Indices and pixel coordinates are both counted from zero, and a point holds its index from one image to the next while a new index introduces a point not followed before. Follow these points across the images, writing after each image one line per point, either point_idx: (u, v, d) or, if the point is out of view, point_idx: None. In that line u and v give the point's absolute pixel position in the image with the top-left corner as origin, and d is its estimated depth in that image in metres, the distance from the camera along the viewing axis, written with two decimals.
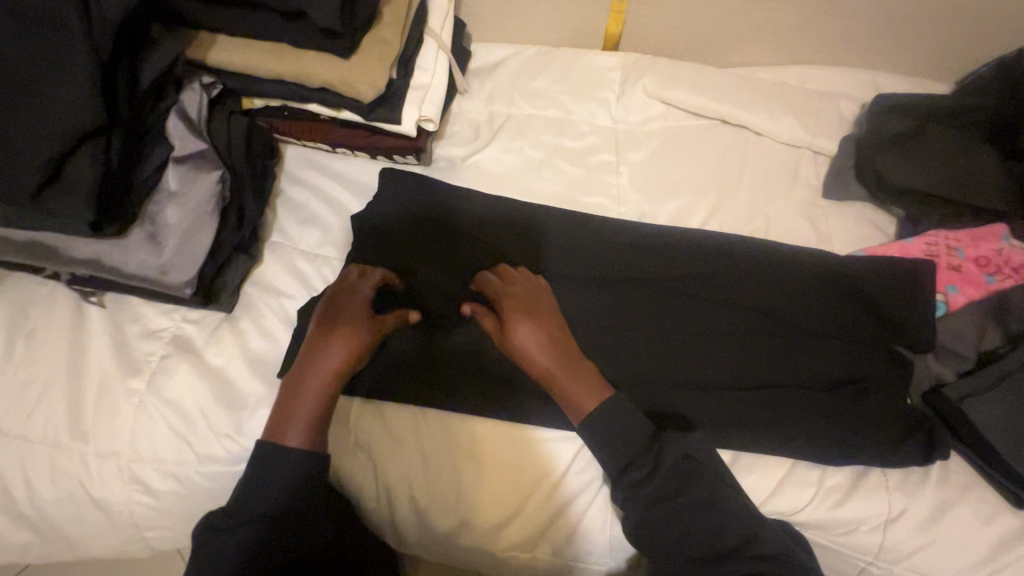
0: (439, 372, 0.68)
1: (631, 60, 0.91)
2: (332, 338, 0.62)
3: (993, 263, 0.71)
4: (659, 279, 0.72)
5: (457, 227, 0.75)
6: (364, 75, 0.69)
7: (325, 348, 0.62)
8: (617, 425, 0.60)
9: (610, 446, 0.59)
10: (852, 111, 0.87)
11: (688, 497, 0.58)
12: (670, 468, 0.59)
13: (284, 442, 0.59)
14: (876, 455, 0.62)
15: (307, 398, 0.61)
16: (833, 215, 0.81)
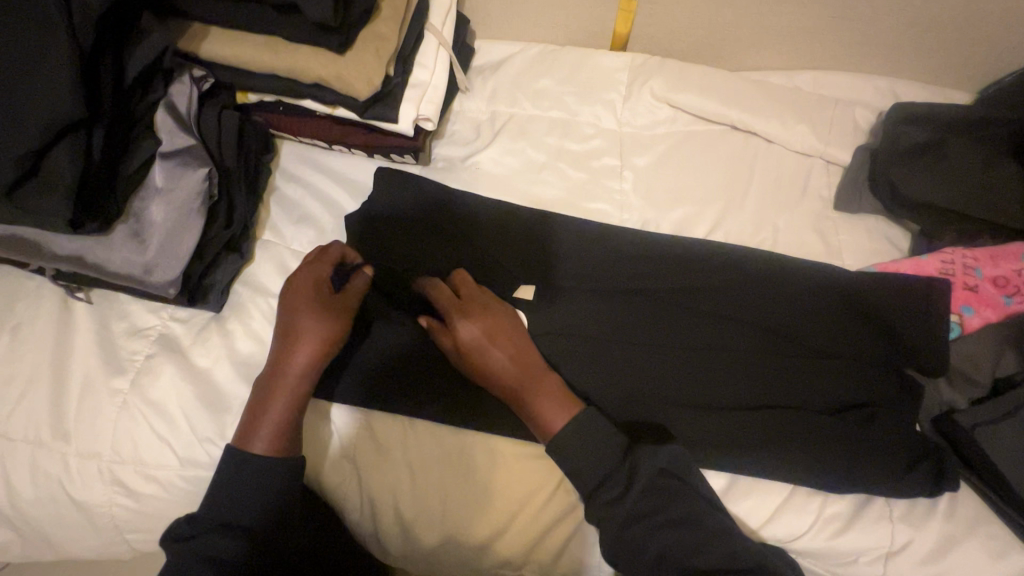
0: (428, 381, 0.66)
1: (640, 62, 0.89)
2: (299, 340, 0.61)
3: (1012, 284, 0.68)
4: (659, 291, 0.69)
5: (451, 228, 0.73)
6: (360, 72, 0.66)
7: (294, 349, 0.61)
8: (581, 443, 0.58)
9: (580, 463, 0.57)
10: (867, 120, 0.84)
11: (679, 517, 0.56)
12: (659, 488, 0.57)
13: (251, 449, 0.59)
14: (880, 483, 0.60)
15: (280, 398, 0.61)
16: (845, 228, 0.78)
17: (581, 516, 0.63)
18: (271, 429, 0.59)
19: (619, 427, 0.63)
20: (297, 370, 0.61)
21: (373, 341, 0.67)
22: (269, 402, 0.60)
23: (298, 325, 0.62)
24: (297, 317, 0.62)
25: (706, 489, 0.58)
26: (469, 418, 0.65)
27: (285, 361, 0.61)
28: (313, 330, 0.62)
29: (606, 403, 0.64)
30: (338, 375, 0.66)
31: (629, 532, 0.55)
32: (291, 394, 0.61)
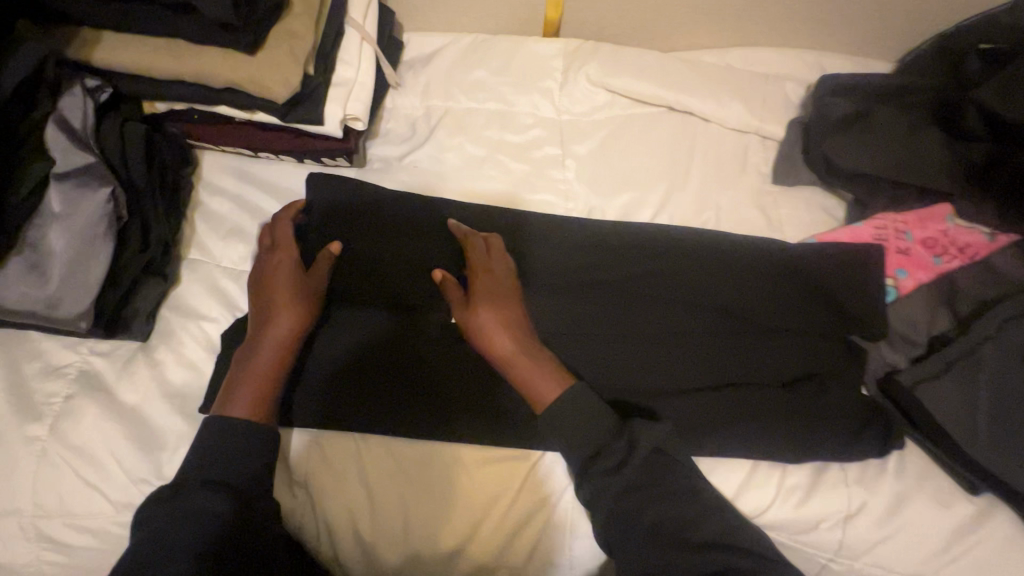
0: (411, 396, 0.63)
1: (574, 48, 0.87)
2: (278, 306, 0.60)
3: (939, 244, 0.71)
4: (609, 277, 0.69)
5: (394, 232, 0.70)
6: (273, 72, 0.62)
7: (275, 313, 0.60)
8: (579, 411, 0.57)
9: (568, 428, 0.57)
10: (797, 93, 0.85)
11: (644, 489, 0.55)
12: (621, 461, 0.56)
13: (230, 412, 0.56)
14: (834, 450, 0.61)
15: (260, 371, 0.58)
16: (784, 202, 0.79)
17: (548, 514, 0.61)
18: (250, 399, 0.57)
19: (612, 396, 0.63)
20: (276, 335, 0.59)
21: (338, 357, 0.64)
22: (244, 378, 0.58)
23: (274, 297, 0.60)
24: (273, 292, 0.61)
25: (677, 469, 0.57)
26: (419, 426, 0.62)
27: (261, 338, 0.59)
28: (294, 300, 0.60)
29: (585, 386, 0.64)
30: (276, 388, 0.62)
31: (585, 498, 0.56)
32: (271, 357, 0.59)
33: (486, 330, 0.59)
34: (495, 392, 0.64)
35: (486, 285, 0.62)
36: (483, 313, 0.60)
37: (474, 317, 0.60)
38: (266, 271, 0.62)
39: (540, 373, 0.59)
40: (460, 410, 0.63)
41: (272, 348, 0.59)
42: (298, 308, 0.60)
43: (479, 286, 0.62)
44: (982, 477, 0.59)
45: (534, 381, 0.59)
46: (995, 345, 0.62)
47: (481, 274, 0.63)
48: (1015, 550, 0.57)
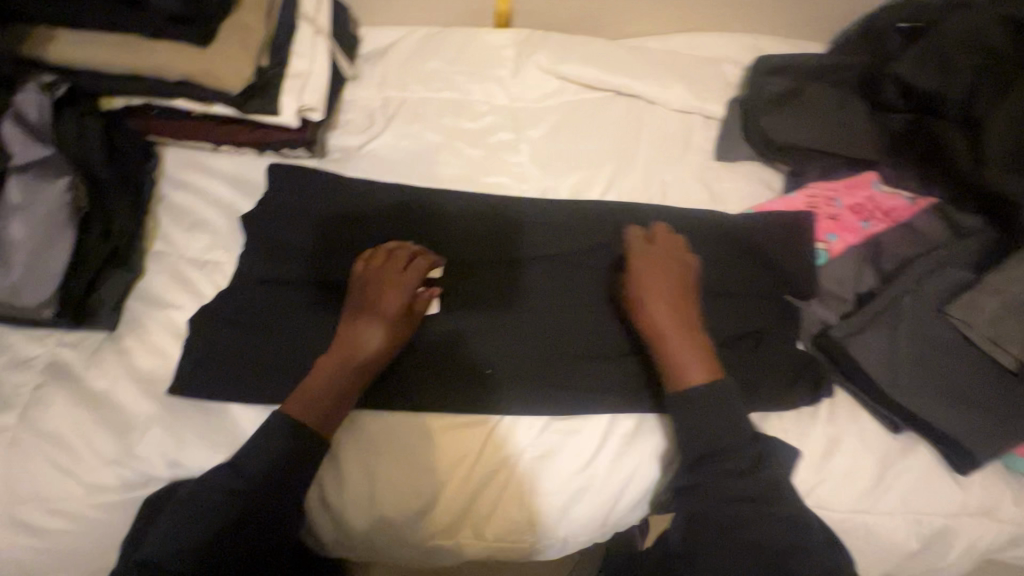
0: (382, 375, 0.66)
1: (524, 37, 0.91)
2: (368, 329, 0.62)
3: (867, 209, 0.75)
4: (569, 253, 0.72)
5: (361, 219, 0.73)
6: (226, 63, 0.64)
7: (361, 335, 0.62)
8: (705, 417, 0.58)
9: (696, 434, 0.58)
10: (736, 74, 0.90)
11: (760, 504, 0.56)
12: (746, 478, 0.57)
13: (289, 411, 0.60)
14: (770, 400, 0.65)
15: (333, 379, 0.61)
16: (727, 176, 0.84)
17: (508, 475, 0.64)
18: (315, 406, 0.60)
19: (565, 362, 0.67)
20: (357, 360, 0.61)
21: (305, 336, 0.67)
22: (319, 382, 0.61)
23: (370, 310, 0.63)
24: (362, 306, 0.63)
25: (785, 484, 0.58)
26: (381, 398, 0.65)
27: (345, 347, 0.62)
28: (381, 317, 0.63)
29: (540, 354, 0.67)
30: (246, 369, 0.66)
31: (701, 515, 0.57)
32: (344, 376, 0.61)
33: (665, 318, 0.62)
34: (456, 367, 0.66)
35: (665, 271, 0.64)
36: (650, 303, 0.62)
37: (649, 307, 0.62)
38: (377, 289, 0.64)
39: (684, 359, 0.60)
40: (422, 383, 0.66)
41: (354, 360, 0.61)
42: (379, 341, 0.62)
43: (643, 276, 0.64)
44: (905, 416, 0.64)
45: (681, 367, 0.60)
46: (916, 297, 0.67)
47: (658, 259, 0.65)
48: (938, 479, 0.62)
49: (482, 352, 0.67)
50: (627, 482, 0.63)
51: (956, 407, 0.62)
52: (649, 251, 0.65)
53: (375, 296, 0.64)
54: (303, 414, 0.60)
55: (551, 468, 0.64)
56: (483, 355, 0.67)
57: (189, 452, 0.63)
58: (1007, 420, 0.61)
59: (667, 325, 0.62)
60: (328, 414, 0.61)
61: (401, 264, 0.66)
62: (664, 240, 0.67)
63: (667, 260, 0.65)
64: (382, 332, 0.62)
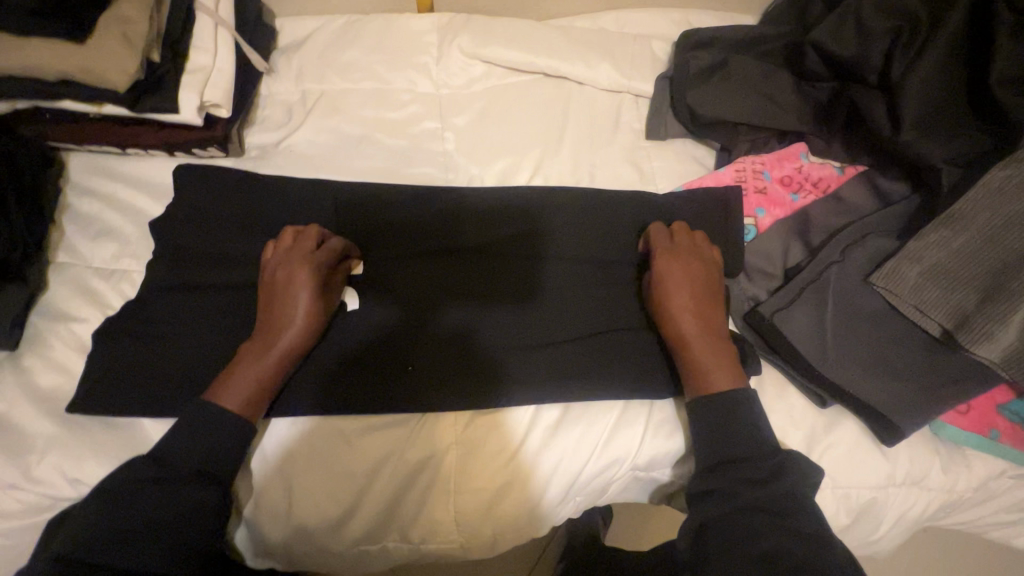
0: (294, 380, 0.63)
1: (446, 22, 0.88)
2: (293, 309, 0.59)
3: (795, 181, 0.74)
4: (494, 242, 0.70)
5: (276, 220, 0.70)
6: (110, 61, 0.61)
7: (287, 316, 0.59)
8: (743, 422, 0.57)
9: (713, 441, 0.57)
10: (665, 50, 0.88)
11: (772, 507, 0.53)
12: (770, 485, 0.54)
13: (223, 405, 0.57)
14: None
15: (261, 364, 0.58)
16: (657, 155, 0.82)
17: (432, 474, 0.62)
18: (245, 394, 0.57)
19: (488, 354, 0.64)
20: (286, 341, 0.59)
21: (214, 342, 0.64)
22: (245, 369, 0.58)
23: (289, 286, 0.60)
24: (282, 283, 0.60)
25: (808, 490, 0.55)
26: (293, 404, 0.62)
27: (270, 329, 0.59)
28: (306, 292, 0.59)
29: (461, 347, 0.65)
30: (150, 379, 0.63)
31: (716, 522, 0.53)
32: (276, 359, 0.59)
33: (683, 322, 0.61)
34: (373, 366, 0.63)
35: (684, 272, 0.62)
36: (678, 303, 0.61)
37: (670, 311, 0.61)
38: (292, 267, 0.60)
39: (721, 362, 0.60)
40: (335, 385, 0.63)
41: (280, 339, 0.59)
42: (306, 317, 0.60)
43: (667, 278, 0.62)
44: (831, 391, 0.62)
45: (712, 373, 0.59)
46: (842, 268, 0.65)
47: (684, 258, 0.64)
48: (866, 452, 0.61)
49: (399, 350, 0.64)
50: (551, 475, 0.62)
51: (880, 377, 0.61)
52: (673, 248, 0.65)
53: (292, 271, 0.60)
54: (235, 404, 0.57)
55: (473, 466, 0.62)
56: (401, 354, 0.64)
57: (91, 471, 0.60)
58: (930, 388, 0.60)
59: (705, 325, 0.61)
60: (260, 399, 0.58)
61: (315, 237, 0.63)
62: (685, 234, 0.66)
63: (691, 260, 0.64)
64: (310, 308, 0.60)
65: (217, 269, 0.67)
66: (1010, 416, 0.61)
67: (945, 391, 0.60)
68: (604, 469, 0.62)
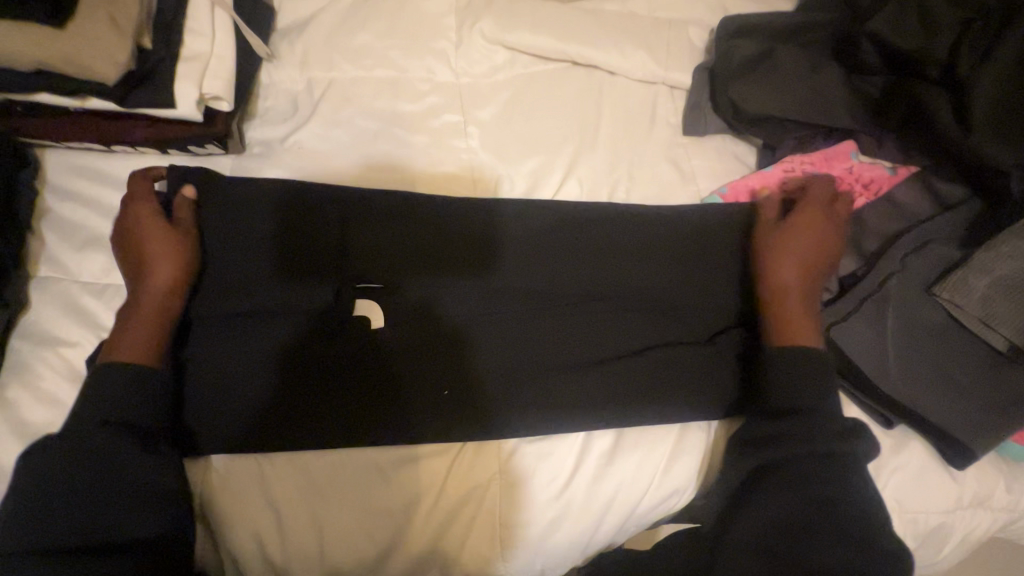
0: (327, 403, 0.58)
1: (464, 5, 0.80)
2: (142, 261, 0.57)
3: (845, 182, 0.71)
4: (528, 258, 0.63)
5: (298, 216, 0.61)
6: (96, 49, 0.53)
7: (144, 268, 0.57)
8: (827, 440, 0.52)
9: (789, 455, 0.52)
10: (702, 38, 0.82)
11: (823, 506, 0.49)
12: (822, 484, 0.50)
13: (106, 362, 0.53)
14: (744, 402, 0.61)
15: (148, 313, 0.56)
16: (696, 152, 0.76)
17: (475, 507, 0.57)
18: (142, 342, 0.54)
19: (534, 374, 0.60)
20: (155, 283, 0.56)
21: (225, 367, 0.57)
22: (128, 324, 0.55)
23: (155, 235, 0.58)
24: (126, 248, 0.59)
25: (863, 489, 0.51)
26: (319, 438, 0.57)
27: (144, 280, 0.57)
28: (188, 235, 0.59)
29: (496, 369, 0.60)
30: (136, 398, 0.51)
31: (746, 527, 0.51)
32: (152, 301, 0.56)
33: (788, 260, 0.62)
34: (411, 385, 0.59)
35: (812, 228, 0.64)
36: (792, 253, 0.62)
37: (783, 250, 0.62)
38: (127, 226, 0.59)
39: (799, 323, 0.59)
40: (370, 409, 0.58)
41: (160, 284, 0.57)
42: (156, 257, 0.57)
43: (801, 221, 0.64)
44: (898, 411, 0.59)
45: (789, 325, 0.59)
46: (902, 279, 0.61)
47: (818, 216, 0.65)
48: (932, 474, 0.58)
49: (437, 364, 0.60)
50: (606, 507, 0.57)
51: (949, 398, 0.57)
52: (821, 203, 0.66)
53: (134, 233, 0.58)
54: (131, 351, 0.54)
55: (521, 497, 0.57)
56: (438, 375, 0.60)
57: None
58: (1004, 408, 0.57)
59: (804, 300, 0.61)
60: (153, 344, 0.55)
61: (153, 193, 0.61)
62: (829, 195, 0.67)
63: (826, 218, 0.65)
64: (177, 250, 0.58)
65: (221, 278, 0.59)
66: None
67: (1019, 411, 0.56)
68: (664, 499, 0.59)
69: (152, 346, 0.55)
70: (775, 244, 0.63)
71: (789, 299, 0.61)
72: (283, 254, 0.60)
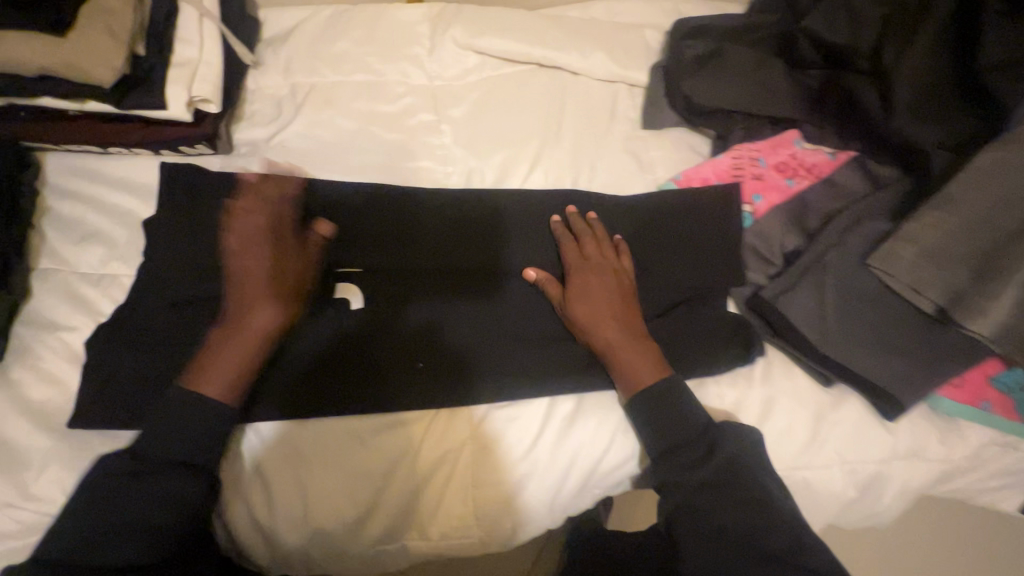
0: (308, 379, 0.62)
1: (436, 14, 0.87)
2: (244, 302, 0.59)
3: (791, 167, 0.75)
4: (547, 275, 0.67)
5: None
6: (94, 55, 0.59)
7: (258, 300, 0.59)
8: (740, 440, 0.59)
9: (719, 456, 0.58)
10: (658, 40, 0.88)
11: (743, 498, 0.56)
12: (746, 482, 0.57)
13: (201, 390, 0.56)
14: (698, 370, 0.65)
15: (246, 347, 0.58)
16: (654, 144, 0.82)
17: (449, 468, 0.61)
18: (231, 375, 0.57)
19: (502, 346, 0.64)
20: (256, 323, 0.58)
21: None
22: (221, 352, 0.57)
23: (275, 277, 0.60)
24: (249, 247, 0.60)
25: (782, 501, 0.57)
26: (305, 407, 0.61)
27: (256, 311, 0.59)
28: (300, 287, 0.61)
29: (468, 343, 0.64)
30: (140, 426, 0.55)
31: (688, 551, 0.55)
32: (251, 339, 0.58)
33: (600, 316, 0.63)
34: (388, 360, 0.63)
35: (600, 285, 0.64)
36: (596, 309, 0.63)
37: (587, 309, 0.63)
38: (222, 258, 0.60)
39: (646, 366, 0.61)
40: (348, 382, 0.62)
41: (264, 327, 0.58)
42: (265, 301, 0.59)
43: (579, 288, 0.64)
44: (835, 370, 0.64)
45: (641, 370, 0.61)
46: (841, 251, 0.67)
47: (597, 271, 0.65)
48: (868, 428, 0.63)
49: (411, 340, 0.64)
50: (571, 465, 0.62)
51: (881, 357, 0.63)
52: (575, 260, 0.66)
53: (250, 245, 0.60)
54: (219, 380, 0.56)
55: (492, 459, 0.62)
56: (412, 350, 0.64)
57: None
58: (930, 365, 0.62)
59: (630, 346, 0.62)
60: (243, 382, 0.57)
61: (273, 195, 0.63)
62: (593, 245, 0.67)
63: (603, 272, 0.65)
64: (282, 302, 0.60)
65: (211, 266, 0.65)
66: (1002, 386, 0.64)
67: (942, 366, 0.62)
68: (625, 459, 0.64)
69: (241, 381, 0.57)
70: (573, 306, 0.64)
71: (615, 351, 0.62)
72: None
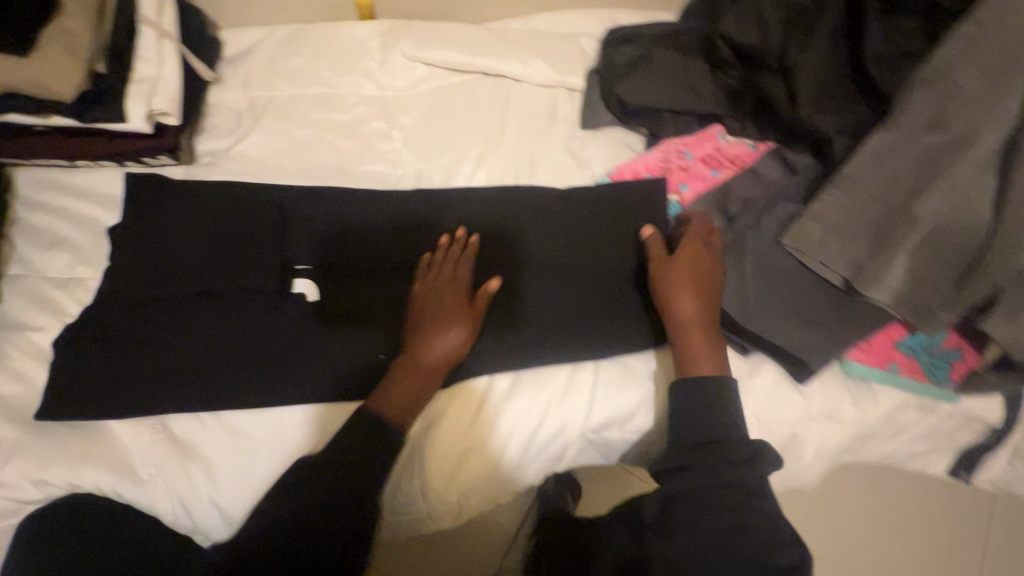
0: (266, 365, 0.67)
1: (386, 29, 0.92)
2: (446, 329, 0.65)
3: (715, 159, 0.81)
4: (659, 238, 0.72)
5: (242, 213, 0.73)
6: (57, 75, 0.64)
7: (437, 340, 0.64)
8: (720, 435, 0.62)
9: (696, 451, 0.62)
10: (594, 47, 0.94)
11: (728, 492, 0.59)
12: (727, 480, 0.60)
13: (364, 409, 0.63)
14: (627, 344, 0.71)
15: (423, 374, 0.64)
16: (591, 142, 0.88)
17: None
18: (403, 397, 0.63)
19: None
20: (433, 360, 0.64)
21: (177, 340, 0.67)
22: (404, 374, 0.64)
23: (445, 319, 0.65)
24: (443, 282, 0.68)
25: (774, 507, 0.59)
26: (277, 393, 0.67)
27: (430, 344, 0.64)
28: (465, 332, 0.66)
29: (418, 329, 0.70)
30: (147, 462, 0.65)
31: (679, 535, 0.58)
32: (427, 371, 0.64)
33: (687, 305, 0.66)
34: (341, 346, 0.69)
35: (689, 277, 0.67)
36: (680, 296, 0.67)
37: (676, 294, 0.67)
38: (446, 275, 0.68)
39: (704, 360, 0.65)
40: (303, 368, 0.68)
41: (437, 360, 0.64)
42: (445, 341, 0.65)
43: (674, 279, 0.67)
44: (752, 340, 0.70)
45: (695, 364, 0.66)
46: (756, 232, 0.72)
47: (693, 266, 0.68)
48: (784, 391, 0.69)
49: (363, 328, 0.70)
50: (509, 437, 0.67)
51: (794, 326, 0.68)
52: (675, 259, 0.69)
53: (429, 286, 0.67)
54: (388, 402, 0.63)
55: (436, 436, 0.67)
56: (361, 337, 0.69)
57: (89, 476, 0.63)
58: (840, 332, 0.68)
59: (705, 344, 0.66)
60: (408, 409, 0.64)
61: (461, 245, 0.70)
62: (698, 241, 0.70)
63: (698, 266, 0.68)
64: (455, 340, 0.65)
65: (171, 266, 0.70)
66: (907, 350, 0.70)
67: (848, 332, 0.68)
68: (560, 432, 0.68)
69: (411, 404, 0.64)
70: (664, 290, 0.67)
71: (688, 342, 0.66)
72: (228, 245, 0.71)
